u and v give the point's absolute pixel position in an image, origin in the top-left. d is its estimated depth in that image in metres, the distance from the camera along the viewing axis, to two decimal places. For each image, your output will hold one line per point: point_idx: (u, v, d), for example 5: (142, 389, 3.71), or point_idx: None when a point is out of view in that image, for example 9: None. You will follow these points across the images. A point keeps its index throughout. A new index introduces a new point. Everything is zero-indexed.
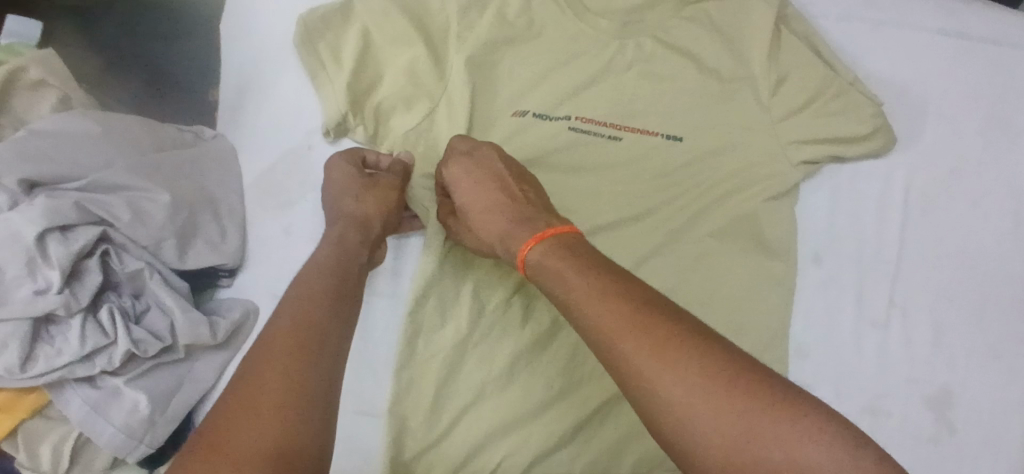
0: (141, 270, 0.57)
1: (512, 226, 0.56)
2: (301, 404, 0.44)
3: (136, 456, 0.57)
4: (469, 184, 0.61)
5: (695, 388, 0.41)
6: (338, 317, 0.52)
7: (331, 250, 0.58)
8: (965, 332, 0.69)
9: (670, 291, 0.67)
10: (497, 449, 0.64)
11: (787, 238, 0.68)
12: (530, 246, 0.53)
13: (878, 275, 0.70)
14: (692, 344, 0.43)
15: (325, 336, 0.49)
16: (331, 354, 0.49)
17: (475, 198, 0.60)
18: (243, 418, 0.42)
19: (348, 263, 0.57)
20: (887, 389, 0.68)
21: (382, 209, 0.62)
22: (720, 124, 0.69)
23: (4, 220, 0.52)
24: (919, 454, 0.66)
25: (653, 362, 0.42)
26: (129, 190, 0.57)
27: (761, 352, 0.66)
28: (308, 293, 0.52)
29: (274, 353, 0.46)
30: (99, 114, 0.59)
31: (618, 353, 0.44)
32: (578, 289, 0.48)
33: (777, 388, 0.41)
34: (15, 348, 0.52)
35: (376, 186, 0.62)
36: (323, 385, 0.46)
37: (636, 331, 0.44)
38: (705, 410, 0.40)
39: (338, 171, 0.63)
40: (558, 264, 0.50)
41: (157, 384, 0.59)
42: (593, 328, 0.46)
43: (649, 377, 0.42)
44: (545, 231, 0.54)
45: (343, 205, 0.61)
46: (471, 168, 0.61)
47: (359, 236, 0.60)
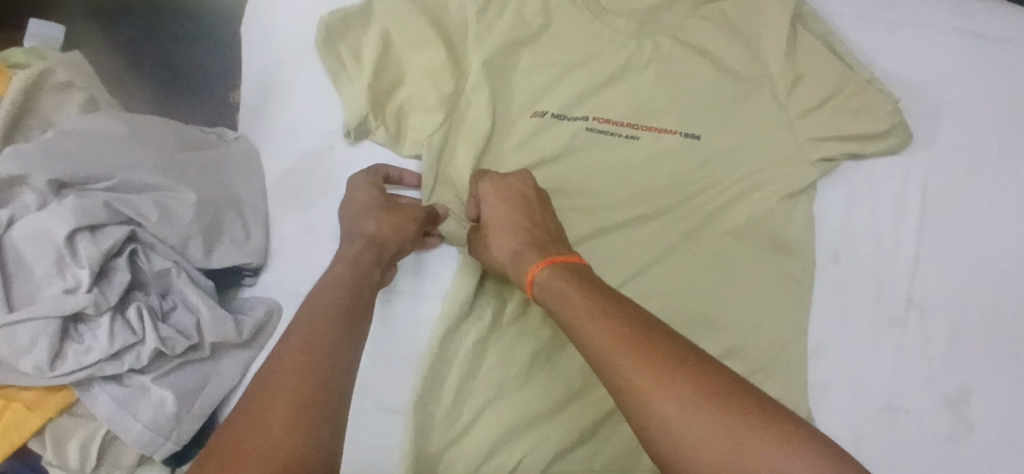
0: (168, 269, 0.57)
1: (527, 247, 0.58)
2: (312, 412, 0.45)
3: (163, 452, 0.58)
4: (492, 202, 0.62)
5: (691, 405, 0.43)
6: (351, 336, 0.52)
7: (346, 268, 0.57)
8: (982, 330, 0.70)
9: (687, 290, 0.67)
10: (517, 447, 0.64)
11: (804, 237, 0.69)
12: (538, 267, 0.56)
13: (894, 274, 0.70)
14: (689, 364, 0.45)
15: (335, 352, 0.49)
16: (342, 372, 0.49)
17: (494, 216, 0.61)
18: (255, 425, 0.43)
19: (362, 284, 0.56)
20: (906, 389, 0.68)
21: (400, 236, 0.61)
22: (737, 123, 0.69)
23: (33, 219, 0.53)
24: (939, 453, 0.67)
25: (652, 380, 0.44)
26: (157, 190, 0.58)
27: (779, 351, 0.67)
28: (321, 310, 0.52)
29: (285, 372, 0.46)
30: (125, 114, 0.60)
31: (616, 371, 0.45)
32: (580, 308, 0.50)
33: (770, 413, 0.42)
34: (45, 346, 0.52)
35: (398, 210, 0.62)
36: (331, 398, 0.46)
37: (636, 349, 0.46)
38: (699, 426, 0.42)
39: (361, 191, 0.63)
40: (563, 285, 0.53)
41: (183, 381, 0.59)
42: (593, 345, 0.48)
43: (646, 393, 0.44)
44: (555, 256, 0.56)
45: (362, 225, 0.61)
46: (496, 189, 0.62)
47: (373, 257, 0.59)
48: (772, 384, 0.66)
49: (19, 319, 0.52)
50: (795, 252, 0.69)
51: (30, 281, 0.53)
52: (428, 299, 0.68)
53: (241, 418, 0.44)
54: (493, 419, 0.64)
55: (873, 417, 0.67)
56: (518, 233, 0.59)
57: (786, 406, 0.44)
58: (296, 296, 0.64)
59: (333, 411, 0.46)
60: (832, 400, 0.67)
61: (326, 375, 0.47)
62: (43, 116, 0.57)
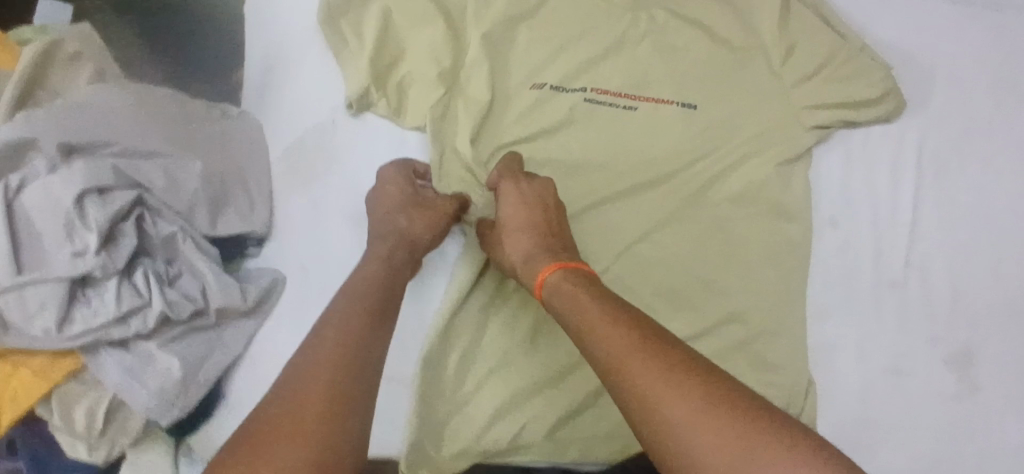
0: (174, 234, 0.58)
1: (543, 252, 0.60)
2: (342, 413, 0.46)
3: (169, 418, 0.59)
4: (511, 203, 0.63)
5: (698, 410, 0.44)
6: (383, 332, 0.54)
7: (380, 264, 0.59)
8: (984, 290, 0.71)
9: (687, 258, 0.68)
10: (522, 413, 0.65)
11: (803, 203, 0.69)
12: (550, 271, 0.58)
13: (893, 239, 0.71)
14: (696, 373, 0.47)
15: (368, 344, 0.52)
16: (374, 365, 0.51)
17: (511, 217, 0.63)
18: (287, 423, 0.44)
19: (395, 280, 0.59)
20: (910, 350, 0.69)
21: (429, 233, 0.63)
22: (733, 93, 0.70)
23: (43, 184, 0.54)
24: (946, 412, 0.68)
25: (660, 384, 0.46)
26: (163, 157, 0.59)
27: (780, 315, 0.68)
28: (358, 303, 0.54)
29: (321, 361, 0.49)
30: (134, 84, 0.61)
31: (624, 374, 0.47)
32: (592, 314, 0.52)
33: (772, 419, 0.44)
34: (53, 309, 0.53)
35: (426, 207, 0.64)
36: (361, 388, 0.49)
37: (645, 355, 0.48)
38: (705, 431, 0.44)
39: (393, 187, 0.65)
40: (574, 290, 0.55)
41: (189, 349, 0.60)
42: (602, 351, 0.50)
43: (654, 397, 0.46)
44: (568, 262, 0.58)
45: (392, 221, 0.63)
46: (518, 193, 0.63)
47: (403, 255, 0.61)
48: (775, 348, 0.67)
49: (28, 281, 0.53)
50: (796, 218, 0.69)
51: (39, 246, 0.54)
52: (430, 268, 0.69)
53: (274, 400, 0.46)
54: (497, 386, 0.65)
55: (878, 380, 0.68)
56: (534, 237, 0.61)
57: (788, 415, 0.45)
58: (301, 269, 0.65)
59: (364, 397, 0.48)
60: (838, 362, 0.68)
61: (360, 366, 0.50)
62: (52, 89, 0.58)
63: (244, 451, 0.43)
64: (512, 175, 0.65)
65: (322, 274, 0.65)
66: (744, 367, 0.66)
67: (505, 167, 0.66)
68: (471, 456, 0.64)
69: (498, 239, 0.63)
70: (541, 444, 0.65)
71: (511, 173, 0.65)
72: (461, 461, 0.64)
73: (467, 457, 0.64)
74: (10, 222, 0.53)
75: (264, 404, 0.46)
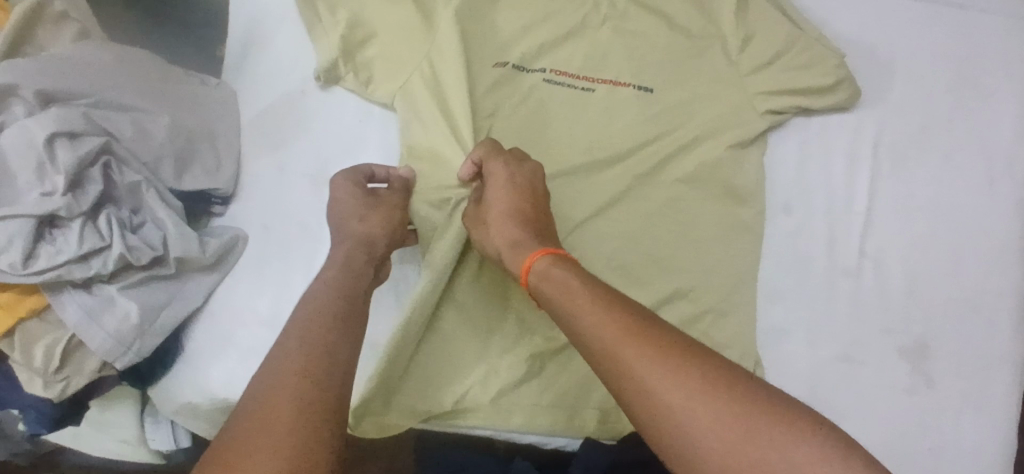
0: (139, 183, 0.62)
1: (529, 238, 0.59)
2: (319, 415, 0.46)
3: (124, 362, 0.62)
4: (497, 189, 0.62)
5: (697, 395, 0.44)
6: (351, 336, 0.53)
7: (338, 271, 0.58)
8: (941, 283, 0.71)
9: (637, 234, 0.70)
10: (468, 378, 0.67)
11: (755, 186, 0.71)
12: (537, 258, 0.56)
13: (849, 228, 0.72)
14: (692, 357, 0.46)
15: (335, 349, 0.51)
16: (344, 368, 0.50)
17: (495, 202, 0.61)
18: (259, 432, 0.44)
19: (355, 289, 0.57)
20: (861, 339, 0.69)
21: (389, 229, 0.63)
22: (688, 79, 0.74)
23: (20, 126, 0.57)
24: (895, 404, 0.67)
25: (658, 368, 0.45)
26: (137, 111, 0.64)
27: (727, 296, 0.69)
28: (323, 307, 0.54)
29: (287, 369, 0.48)
30: (113, 46, 0.66)
31: (619, 358, 0.46)
32: (583, 301, 0.50)
33: (772, 395, 0.44)
34: (19, 245, 0.56)
35: (379, 204, 0.63)
36: (332, 395, 0.48)
37: (639, 338, 0.47)
38: (705, 414, 0.43)
39: (344, 192, 0.64)
40: (564, 274, 0.53)
41: (148, 296, 0.63)
42: (596, 337, 0.48)
43: (650, 382, 0.45)
44: (556, 249, 0.57)
45: (350, 226, 0.61)
46: (505, 178, 0.62)
47: (365, 255, 0.60)
48: (721, 327, 0.68)
49: None
50: (749, 201, 0.71)
51: (11, 186, 0.57)
52: None
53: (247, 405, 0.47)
54: (445, 350, 0.67)
55: (829, 366, 0.68)
56: (519, 224, 0.60)
57: (786, 395, 0.45)
58: (262, 228, 0.69)
59: (337, 402, 0.48)
60: (786, 347, 0.69)
61: (328, 371, 0.49)
62: (39, 45, 0.63)
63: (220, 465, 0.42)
64: (495, 158, 0.63)
65: (282, 234, 0.69)
66: None
67: (482, 151, 0.64)
68: (416, 417, 0.66)
69: (482, 224, 0.63)
70: (484, 410, 0.66)
71: (493, 155, 0.63)
72: (406, 419, 0.66)
73: (412, 417, 0.66)
74: None
75: (242, 409, 0.46)
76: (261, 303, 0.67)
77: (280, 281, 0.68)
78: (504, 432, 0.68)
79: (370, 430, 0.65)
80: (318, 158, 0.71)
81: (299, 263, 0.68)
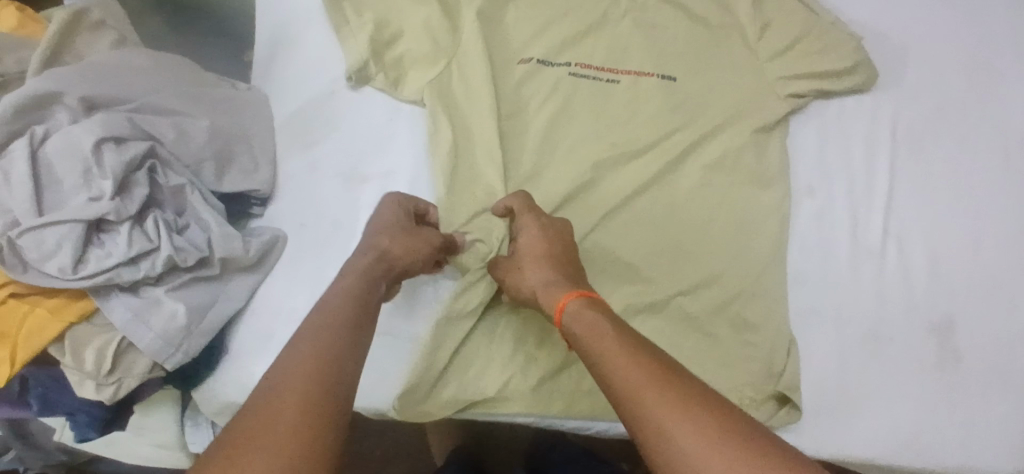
0: (183, 186, 0.63)
1: (561, 278, 0.60)
2: (317, 424, 0.44)
3: (173, 362, 0.62)
4: (530, 236, 0.64)
5: (716, 443, 0.42)
6: (356, 346, 0.52)
7: (353, 280, 0.57)
8: (964, 260, 0.73)
9: (665, 219, 0.72)
10: (506, 367, 0.68)
11: (778, 169, 0.73)
12: (568, 301, 0.57)
13: (872, 209, 0.74)
14: (712, 406, 0.45)
15: (342, 359, 0.50)
16: (349, 378, 0.49)
17: (532, 248, 0.63)
18: (255, 435, 0.42)
19: (370, 296, 0.56)
20: (888, 316, 0.71)
21: (411, 257, 0.62)
22: (708, 67, 0.76)
23: (67, 132, 0.59)
24: (923, 380, 0.69)
25: (675, 412, 0.44)
26: (179, 115, 0.65)
27: (756, 278, 0.70)
28: (331, 317, 0.52)
29: (293, 373, 0.47)
30: (149, 53, 0.67)
31: (638, 398, 0.46)
32: (609, 342, 0.51)
33: (794, 453, 0.41)
34: (69, 250, 0.57)
35: (414, 234, 0.63)
36: (336, 408, 0.46)
37: (660, 382, 0.46)
38: (723, 463, 0.41)
39: (389, 209, 0.64)
40: (594, 315, 0.54)
41: (194, 296, 0.64)
42: (617, 376, 0.48)
43: (668, 426, 0.43)
44: (586, 290, 0.58)
45: (378, 239, 0.61)
46: (537, 226, 0.64)
47: (381, 271, 0.59)
48: (751, 309, 0.70)
49: (48, 221, 0.57)
50: (772, 184, 0.73)
51: (59, 191, 0.59)
52: None
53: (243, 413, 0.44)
54: (483, 341, 0.69)
55: (858, 345, 0.70)
56: (554, 266, 0.61)
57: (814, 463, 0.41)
58: (298, 227, 0.71)
59: (338, 411, 0.46)
60: (816, 326, 0.71)
61: (333, 386, 0.47)
62: (78, 53, 0.64)
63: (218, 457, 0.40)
64: (528, 209, 0.66)
65: (318, 231, 0.70)
66: (723, 328, 0.70)
67: (515, 198, 0.67)
68: (457, 405, 0.67)
69: (514, 269, 0.64)
70: (522, 396, 0.67)
71: (526, 205, 0.66)
72: (447, 407, 0.67)
73: (454, 406, 0.67)
74: (33, 166, 0.58)
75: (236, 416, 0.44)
76: (301, 301, 0.68)
77: (318, 279, 0.69)
78: (542, 417, 0.69)
79: (414, 415, 0.66)
80: (351, 155, 0.72)
81: (334, 261, 0.69)
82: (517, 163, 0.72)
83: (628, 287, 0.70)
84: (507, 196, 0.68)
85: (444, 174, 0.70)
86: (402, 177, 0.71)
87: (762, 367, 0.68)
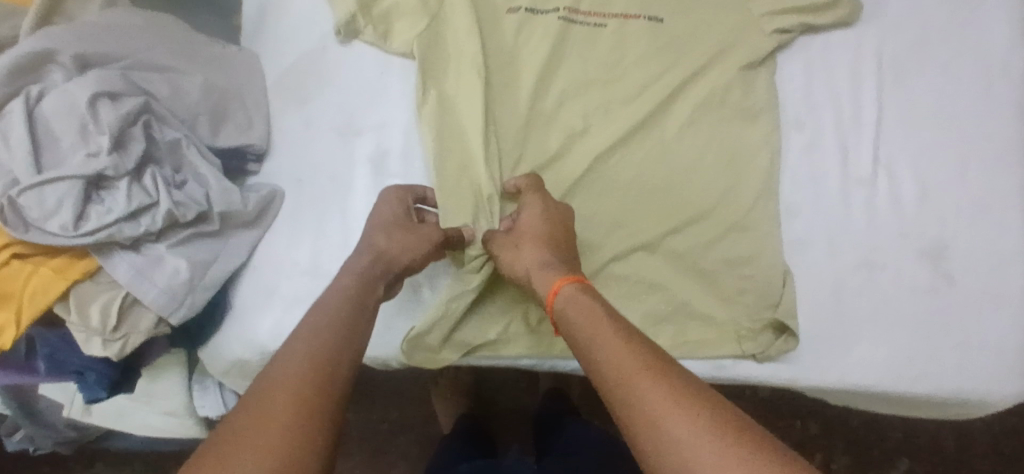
0: (179, 140, 0.64)
1: (554, 261, 0.61)
2: (309, 423, 0.45)
3: (178, 317, 0.63)
4: (532, 217, 0.64)
5: (704, 424, 0.44)
6: (353, 345, 0.54)
7: (347, 282, 0.59)
8: (953, 185, 0.73)
9: (659, 159, 0.73)
10: (507, 310, 0.70)
11: (767, 104, 0.74)
12: (563, 284, 0.58)
13: (860, 140, 0.74)
14: (700, 391, 0.47)
15: (336, 355, 0.52)
16: (340, 374, 0.51)
17: (532, 229, 0.63)
18: (250, 430, 0.43)
19: (366, 297, 0.58)
20: (880, 244, 0.72)
21: (409, 255, 0.63)
22: (693, 7, 0.76)
23: (62, 89, 0.59)
24: (918, 303, 0.70)
25: (667, 398, 0.46)
26: (172, 72, 0.66)
27: (749, 211, 0.71)
28: (328, 318, 0.55)
29: (287, 374, 0.48)
30: (141, 12, 0.67)
31: (631, 382, 0.48)
32: (605, 328, 0.53)
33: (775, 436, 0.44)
34: (70, 207, 0.58)
35: (414, 231, 0.64)
36: (328, 407, 0.47)
37: (653, 369, 0.49)
38: (709, 442, 0.43)
39: (387, 206, 0.65)
40: (588, 300, 0.56)
41: (195, 252, 0.65)
42: (611, 361, 0.50)
43: (659, 409, 0.46)
44: (579, 276, 0.60)
45: (374, 240, 0.62)
46: (540, 208, 0.64)
47: (378, 271, 0.61)
48: (743, 242, 0.71)
49: (47, 179, 0.57)
50: (761, 119, 0.74)
51: (57, 149, 0.59)
52: (417, 176, 0.71)
53: (237, 410, 0.46)
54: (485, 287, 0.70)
55: (853, 273, 0.71)
56: (550, 250, 0.62)
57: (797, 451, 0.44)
58: (296, 182, 0.71)
59: (331, 411, 0.48)
60: (810, 255, 0.72)
61: (324, 385, 0.49)
62: (69, 15, 0.64)
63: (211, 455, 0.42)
64: (535, 191, 0.66)
65: (315, 186, 0.71)
66: (717, 263, 0.71)
67: (525, 181, 0.67)
68: (460, 348, 0.69)
69: (512, 247, 0.64)
70: (524, 338, 0.69)
71: (532, 187, 0.66)
72: (451, 351, 0.68)
73: (457, 349, 0.68)
74: (30, 126, 0.58)
75: (231, 413, 0.45)
76: (301, 254, 0.69)
77: (318, 231, 0.70)
78: (542, 359, 0.70)
79: (421, 359, 0.68)
80: (344, 110, 0.73)
81: (333, 214, 0.70)
82: (508, 111, 0.73)
83: (623, 228, 0.71)
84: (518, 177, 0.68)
85: (437, 122, 0.71)
86: (396, 128, 0.72)
87: (757, 298, 0.70)
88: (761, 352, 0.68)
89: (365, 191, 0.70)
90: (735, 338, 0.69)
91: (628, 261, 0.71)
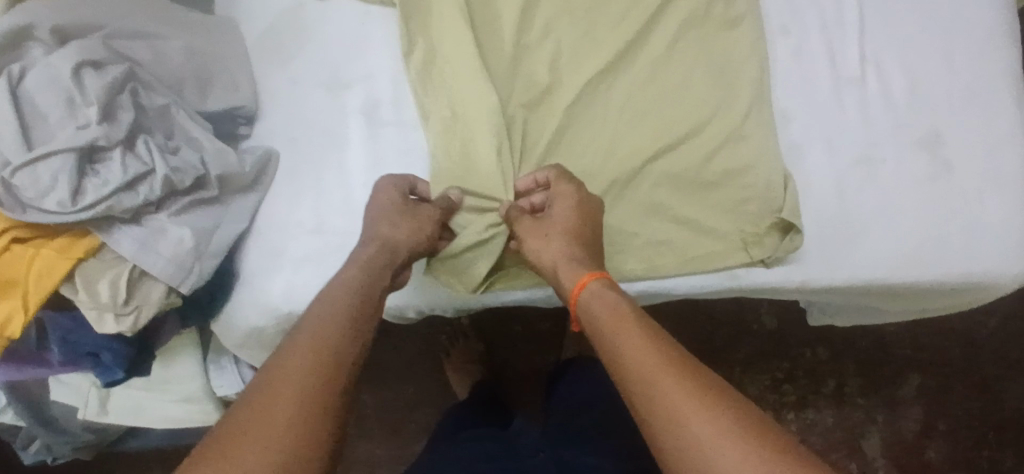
0: (168, 105, 0.64)
1: (580, 257, 0.61)
2: (315, 422, 0.45)
3: (189, 285, 0.62)
4: (564, 208, 0.64)
5: (726, 431, 0.44)
6: (362, 343, 0.53)
7: (356, 272, 0.57)
8: (940, 73, 0.74)
9: (649, 78, 0.73)
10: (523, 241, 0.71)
11: (750, 11, 0.74)
12: (589, 280, 0.58)
13: (846, 38, 0.75)
14: (721, 392, 0.47)
15: (347, 353, 0.50)
16: (350, 372, 0.50)
17: (562, 222, 0.63)
18: (257, 428, 0.43)
19: (373, 288, 0.56)
20: (877, 138, 0.72)
21: (414, 239, 0.62)
22: None
23: (44, 64, 0.58)
24: (922, 192, 0.71)
25: (693, 400, 0.46)
26: (152, 38, 0.66)
27: (743, 120, 0.71)
28: (338, 310, 0.53)
29: (293, 372, 0.47)
30: None
31: (654, 383, 0.48)
32: (629, 322, 0.53)
33: (791, 442, 0.44)
34: (65, 182, 0.57)
35: (416, 215, 0.63)
36: (337, 407, 0.47)
37: (678, 369, 0.48)
38: (732, 452, 0.43)
39: (385, 194, 0.64)
40: (612, 297, 0.56)
41: (196, 219, 0.64)
42: (632, 359, 0.50)
43: (683, 414, 0.45)
44: (601, 272, 0.59)
45: (378, 228, 0.61)
46: (571, 200, 0.64)
47: (385, 259, 0.59)
48: (742, 152, 0.71)
49: (40, 156, 0.56)
50: (746, 27, 0.74)
51: (45, 126, 0.58)
52: (412, 123, 0.71)
53: (241, 409, 0.45)
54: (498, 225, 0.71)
55: (852, 171, 0.71)
56: (578, 247, 0.62)
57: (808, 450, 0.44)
58: (290, 141, 0.71)
59: (338, 411, 0.47)
60: (808, 157, 0.72)
61: (333, 385, 0.47)
62: None
63: (213, 454, 0.42)
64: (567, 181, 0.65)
65: (309, 143, 0.71)
66: (719, 174, 0.71)
67: (553, 172, 0.66)
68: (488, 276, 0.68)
69: (539, 234, 0.63)
70: None
71: (561, 177, 0.65)
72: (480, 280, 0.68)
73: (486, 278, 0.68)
74: (15, 106, 0.57)
75: (237, 410, 0.45)
76: (302, 212, 0.68)
77: (318, 188, 0.69)
78: None
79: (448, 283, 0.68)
80: (329, 64, 0.72)
81: (331, 169, 0.69)
82: (494, 47, 0.73)
83: (618, 151, 0.71)
84: (544, 169, 0.68)
85: (422, 65, 0.71)
86: (384, 77, 0.72)
87: (762, 205, 0.70)
88: (769, 257, 0.69)
89: (360, 142, 0.70)
90: (743, 245, 0.69)
91: (633, 185, 0.71)
